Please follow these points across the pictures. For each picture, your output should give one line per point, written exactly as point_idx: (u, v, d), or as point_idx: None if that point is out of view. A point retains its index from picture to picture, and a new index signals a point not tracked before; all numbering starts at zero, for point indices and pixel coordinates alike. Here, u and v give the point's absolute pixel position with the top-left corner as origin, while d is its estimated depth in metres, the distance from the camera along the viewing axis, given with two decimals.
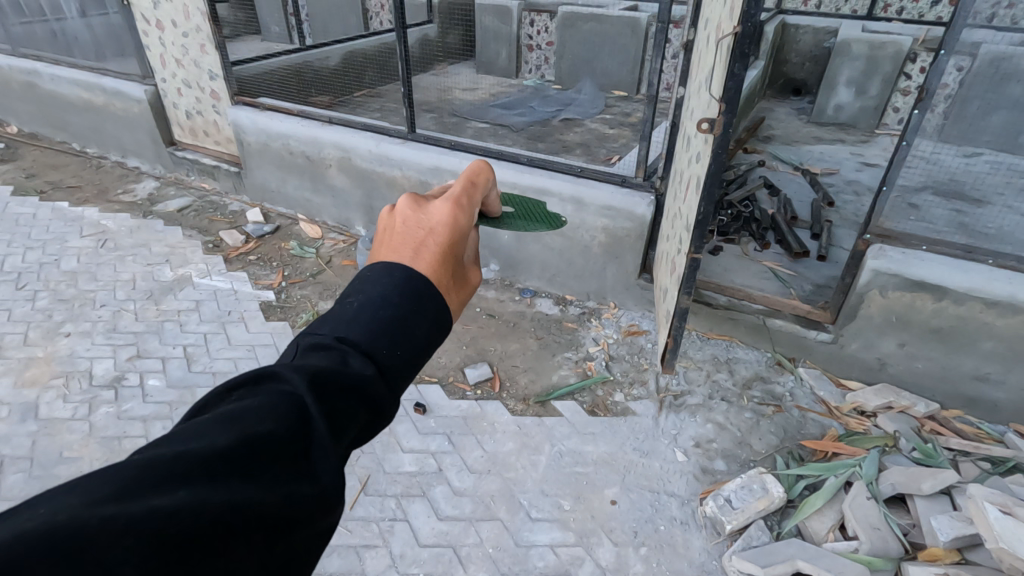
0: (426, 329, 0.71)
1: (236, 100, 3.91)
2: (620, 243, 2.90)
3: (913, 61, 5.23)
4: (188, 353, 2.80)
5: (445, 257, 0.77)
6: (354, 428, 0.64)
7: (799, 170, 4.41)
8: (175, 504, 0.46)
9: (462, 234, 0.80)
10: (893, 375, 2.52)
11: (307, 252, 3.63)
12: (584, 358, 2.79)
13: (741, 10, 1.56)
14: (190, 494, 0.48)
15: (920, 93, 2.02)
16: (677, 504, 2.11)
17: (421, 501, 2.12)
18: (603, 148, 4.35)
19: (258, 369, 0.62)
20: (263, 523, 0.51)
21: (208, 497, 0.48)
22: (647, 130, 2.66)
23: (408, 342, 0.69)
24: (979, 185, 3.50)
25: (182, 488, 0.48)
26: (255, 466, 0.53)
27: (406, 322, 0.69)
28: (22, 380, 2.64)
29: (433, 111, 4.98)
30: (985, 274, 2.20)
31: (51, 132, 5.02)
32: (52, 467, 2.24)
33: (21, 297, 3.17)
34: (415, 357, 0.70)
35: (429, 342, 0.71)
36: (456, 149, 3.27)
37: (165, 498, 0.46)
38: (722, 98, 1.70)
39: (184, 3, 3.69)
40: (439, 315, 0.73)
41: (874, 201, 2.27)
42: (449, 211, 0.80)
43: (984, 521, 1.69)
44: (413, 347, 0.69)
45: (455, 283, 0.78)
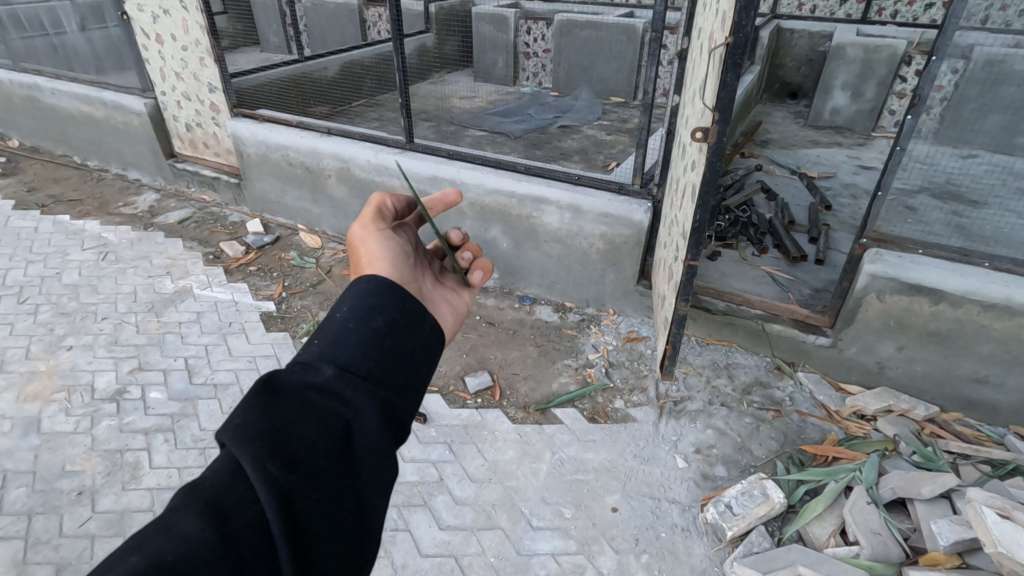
0: (343, 319, 0.88)
1: (236, 111, 3.94)
2: (618, 249, 2.92)
3: (907, 64, 5.25)
4: (189, 365, 2.82)
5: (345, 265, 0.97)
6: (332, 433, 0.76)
7: (797, 174, 4.43)
8: (131, 567, 0.58)
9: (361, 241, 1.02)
10: (893, 379, 2.53)
11: (308, 262, 3.65)
12: (584, 365, 2.80)
13: (733, 20, 1.57)
14: (144, 554, 0.60)
15: (913, 98, 2.02)
16: (678, 510, 2.12)
17: (422, 511, 2.12)
18: (601, 154, 4.37)
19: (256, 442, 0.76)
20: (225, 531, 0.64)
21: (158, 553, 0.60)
22: (644, 138, 2.68)
23: (346, 354, 0.85)
24: (976, 188, 3.51)
25: (134, 551, 0.60)
26: (204, 501, 0.65)
27: (343, 343, 0.86)
28: (25, 394, 2.65)
29: (432, 120, 5.07)
30: (981, 277, 2.21)
31: (51, 145, 5.05)
32: (55, 482, 2.25)
33: (23, 311, 3.19)
34: (343, 341, 0.85)
35: (356, 323, 0.88)
36: (454, 157, 3.29)
37: (122, 564, 0.59)
38: (715, 106, 1.71)
39: (183, 17, 3.72)
40: (358, 302, 0.91)
41: (869, 206, 2.29)
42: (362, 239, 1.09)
43: (983, 525, 1.68)
44: (356, 354, 0.86)
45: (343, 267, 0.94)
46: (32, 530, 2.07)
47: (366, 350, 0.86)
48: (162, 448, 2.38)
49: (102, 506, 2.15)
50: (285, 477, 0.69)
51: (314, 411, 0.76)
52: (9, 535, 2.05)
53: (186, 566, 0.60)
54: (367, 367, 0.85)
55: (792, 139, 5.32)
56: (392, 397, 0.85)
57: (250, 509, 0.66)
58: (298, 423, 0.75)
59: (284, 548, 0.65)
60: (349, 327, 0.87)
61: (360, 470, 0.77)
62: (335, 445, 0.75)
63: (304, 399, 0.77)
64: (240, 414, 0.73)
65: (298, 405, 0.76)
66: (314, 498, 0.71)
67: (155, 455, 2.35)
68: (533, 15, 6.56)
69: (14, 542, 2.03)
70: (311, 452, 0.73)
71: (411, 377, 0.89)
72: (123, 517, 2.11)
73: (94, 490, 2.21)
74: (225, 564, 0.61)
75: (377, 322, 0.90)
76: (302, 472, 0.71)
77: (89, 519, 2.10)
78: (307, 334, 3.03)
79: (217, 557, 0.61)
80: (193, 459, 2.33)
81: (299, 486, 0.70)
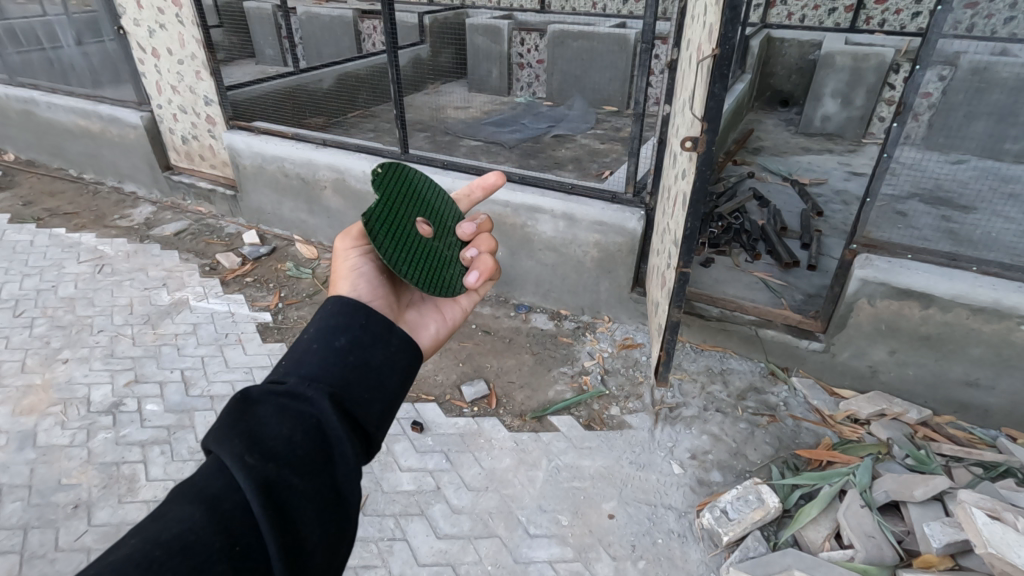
0: (312, 334, 0.91)
1: (231, 124, 3.97)
2: (612, 257, 2.94)
3: (896, 71, 5.32)
4: (186, 377, 2.82)
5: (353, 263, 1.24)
6: (303, 428, 0.78)
7: (788, 181, 4.48)
8: (129, 549, 0.63)
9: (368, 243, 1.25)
10: (885, 382, 2.55)
11: (304, 272, 3.66)
12: (579, 372, 2.82)
13: (719, 33, 1.61)
14: (144, 537, 0.64)
15: (898, 107, 2.06)
16: (675, 516, 2.12)
17: (419, 520, 2.12)
18: (595, 163, 4.41)
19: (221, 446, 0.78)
20: (216, 517, 0.67)
21: (161, 531, 0.65)
22: (636, 147, 2.71)
23: (316, 356, 0.88)
24: (965, 194, 3.56)
25: (134, 535, 0.65)
26: (197, 493, 0.69)
27: (313, 352, 0.89)
28: (20, 408, 2.65)
29: (426, 130, 5.14)
30: (970, 281, 2.24)
31: (47, 159, 5.07)
32: (51, 495, 2.24)
33: (18, 325, 3.19)
34: (311, 357, 0.88)
35: (321, 342, 0.90)
36: (449, 168, 3.32)
37: (122, 548, 0.63)
38: (704, 117, 1.74)
39: (179, 31, 3.75)
40: (327, 318, 0.95)
41: (858, 212, 2.32)
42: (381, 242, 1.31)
43: (973, 526, 1.70)
44: (324, 358, 0.88)
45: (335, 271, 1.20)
46: (28, 544, 2.06)
47: (334, 365, 0.88)
48: (158, 460, 2.38)
49: (99, 519, 2.15)
50: (264, 465, 0.72)
51: (285, 413, 0.78)
52: (5, 550, 2.05)
53: (185, 543, 0.64)
54: (337, 361, 0.89)
55: (784, 146, 5.38)
56: (360, 403, 0.87)
57: (237, 495, 0.70)
58: (268, 423, 0.77)
59: (270, 527, 0.68)
60: (315, 345, 0.90)
61: (337, 461, 0.78)
62: (310, 439, 0.78)
63: (276, 403, 0.80)
64: (216, 423, 0.76)
65: (270, 410, 0.78)
66: (296, 484, 0.73)
67: (152, 468, 2.35)
68: (526, 26, 6.63)
69: (9, 557, 2.02)
70: (287, 444, 0.75)
71: (383, 384, 0.91)
72: (120, 529, 2.11)
73: (91, 503, 2.21)
74: (219, 537, 0.66)
75: (343, 340, 0.92)
76: (280, 460, 0.74)
77: (86, 532, 2.10)
78: None
79: (213, 533, 0.66)
80: (190, 471, 2.34)
81: (279, 474, 0.73)
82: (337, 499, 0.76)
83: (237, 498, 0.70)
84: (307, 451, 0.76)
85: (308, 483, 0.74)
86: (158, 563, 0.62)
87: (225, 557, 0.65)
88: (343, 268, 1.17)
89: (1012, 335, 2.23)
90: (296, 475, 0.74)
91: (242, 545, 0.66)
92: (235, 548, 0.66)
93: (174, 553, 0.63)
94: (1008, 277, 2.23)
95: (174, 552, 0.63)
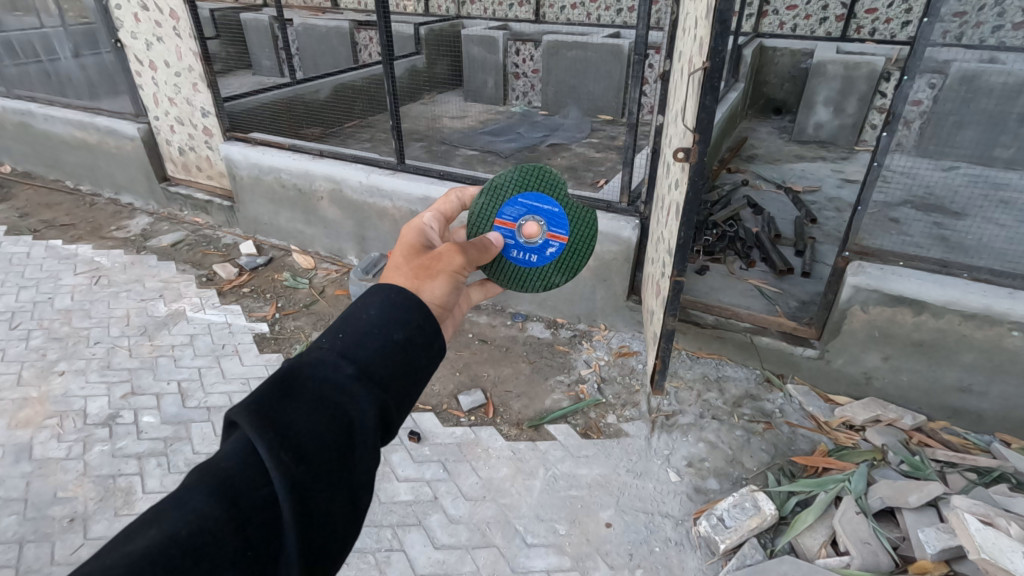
0: (371, 315, 0.82)
1: (228, 135, 3.99)
2: (607, 266, 2.95)
3: (886, 80, 5.38)
4: (183, 388, 2.81)
5: (401, 252, 1.02)
6: (338, 428, 0.73)
7: (782, 188, 4.51)
8: (148, 541, 0.61)
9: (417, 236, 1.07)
10: (880, 389, 2.56)
11: (300, 282, 3.68)
12: (576, 381, 2.82)
13: (710, 45, 1.64)
14: (162, 529, 0.62)
15: (887, 116, 2.09)
16: (671, 524, 2.13)
17: (417, 530, 2.12)
18: (590, 172, 4.45)
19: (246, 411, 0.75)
20: (235, 516, 0.65)
21: (179, 525, 0.62)
22: (629, 157, 2.73)
23: (367, 342, 0.79)
24: (957, 200, 3.62)
25: (153, 526, 0.62)
26: (217, 484, 0.66)
27: (367, 337, 0.80)
28: (16, 421, 2.64)
29: (423, 140, 5.19)
30: (961, 287, 2.26)
31: (44, 170, 5.08)
32: (46, 509, 2.23)
33: (14, 337, 3.18)
34: (366, 342, 0.79)
35: (378, 329, 0.81)
36: (444, 177, 3.35)
37: (140, 539, 0.61)
38: (695, 128, 1.76)
39: (176, 44, 3.77)
40: (388, 302, 0.85)
41: (850, 219, 2.35)
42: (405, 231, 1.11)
43: (966, 533, 1.72)
44: (375, 346, 0.79)
45: (411, 261, 0.99)
46: (23, 558, 2.05)
47: (385, 358, 0.79)
48: (155, 472, 2.38)
49: (95, 532, 2.14)
50: (294, 466, 0.68)
51: (322, 407, 0.73)
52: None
53: (199, 542, 0.62)
54: (385, 351, 0.79)
55: (777, 154, 5.43)
56: (398, 408, 0.80)
57: (260, 493, 0.67)
58: (301, 415, 0.71)
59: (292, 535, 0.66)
60: (372, 328, 0.81)
61: (357, 467, 0.74)
62: (340, 441, 0.72)
63: (314, 393, 0.74)
64: (250, 399, 0.72)
65: (308, 400, 0.73)
66: (318, 490, 0.69)
67: (148, 480, 2.34)
68: (522, 36, 6.70)
69: (4, 571, 2.01)
70: (317, 446, 0.70)
71: (422, 384, 0.84)
72: None
73: (87, 516, 2.20)
74: (235, 538, 0.63)
75: (401, 333, 0.82)
76: (309, 462, 0.69)
77: (82, 546, 2.09)
78: None
79: (228, 534, 0.63)
80: None
81: (305, 477, 0.69)
82: (351, 504, 0.73)
83: (259, 496, 0.67)
84: (336, 453, 0.72)
85: (329, 488, 0.71)
86: (173, 562, 0.59)
87: (238, 560, 0.63)
88: (445, 285, 0.97)
89: (1005, 341, 2.24)
90: (320, 481, 0.70)
91: (253, 551, 0.64)
92: (248, 552, 0.64)
93: (188, 553, 0.61)
94: (998, 283, 2.25)
95: (189, 553, 0.60)
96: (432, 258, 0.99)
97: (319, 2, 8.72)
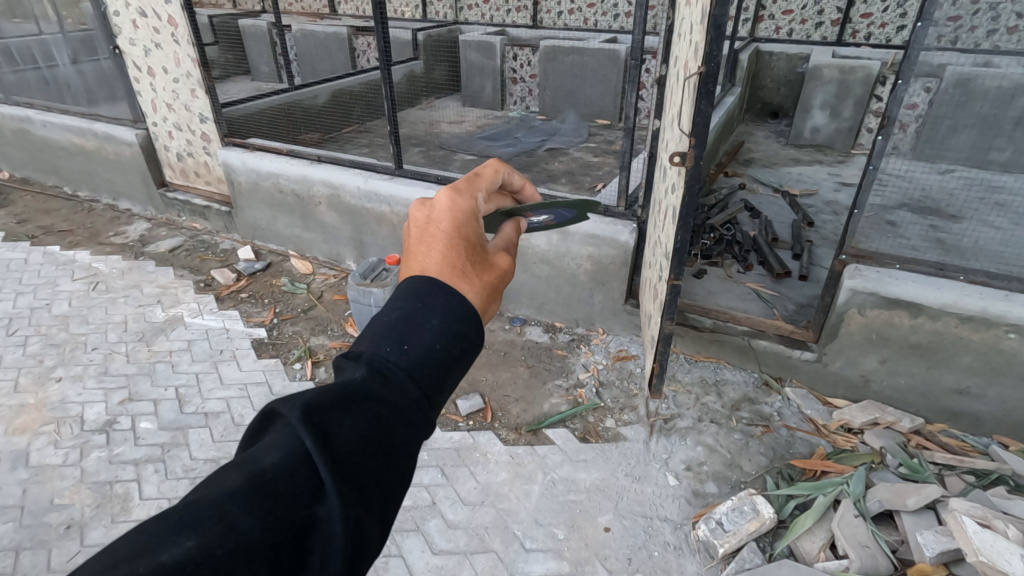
0: (435, 323, 0.68)
1: (226, 141, 3.99)
2: (605, 270, 2.96)
3: (882, 84, 5.41)
4: (181, 394, 2.81)
5: (456, 246, 0.75)
6: (385, 447, 0.61)
7: (779, 192, 4.53)
8: (178, 555, 0.49)
9: (468, 219, 0.78)
10: (878, 391, 2.57)
11: (298, 287, 3.67)
12: (574, 385, 2.82)
13: (705, 51, 1.64)
14: (193, 543, 0.50)
15: (882, 120, 2.09)
16: (670, 529, 2.12)
17: (414, 536, 2.11)
18: (588, 176, 4.46)
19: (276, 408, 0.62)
20: (274, 539, 0.53)
21: (216, 540, 0.51)
22: (627, 162, 2.74)
23: (423, 351, 0.66)
24: (953, 203, 3.64)
25: (188, 536, 0.51)
26: (258, 493, 0.54)
27: (424, 346, 0.66)
28: (13, 428, 2.64)
29: (421, 144, 5.21)
30: (957, 290, 2.27)
31: (42, 177, 5.08)
32: (43, 516, 2.22)
33: (11, 343, 3.18)
34: (425, 352, 0.66)
35: (439, 336, 0.67)
36: (442, 182, 3.36)
37: (172, 551, 0.49)
38: (691, 133, 1.77)
39: (174, 51, 3.79)
40: (451, 308, 0.69)
41: (846, 223, 2.34)
42: (450, 204, 0.78)
43: (964, 535, 1.73)
44: (432, 357, 0.66)
45: (475, 266, 0.75)
46: (19, 566, 2.05)
47: (442, 372, 0.66)
48: (152, 478, 2.37)
49: (92, 539, 2.13)
50: (340, 488, 0.56)
51: (373, 422, 0.61)
52: None
53: (233, 567, 0.50)
54: (443, 365, 0.66)
55: (774, 157, 5.45)
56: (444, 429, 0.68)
57: (300, 513, 0.55)
58: (347, 426, 0.59)
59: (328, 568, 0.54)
60: (431, 333, 0.67)
61: (397, 495, 0.62)
62: (385, 463, 0.61)
63: (366, 403, 0.61)
64: (299, 401, 0.61)
65: (362, 414, 0.60)
66: (360, 516, 0.58)
67: (145, 487, 2.34)
68: (519, 42, 6.73)
69: None
70: (364, 465, 0.59)
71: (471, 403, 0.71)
72: None
73: (83, 523, 2.19)
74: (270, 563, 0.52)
75: (459, 348, 0.68)
76: (353, 485, 0.58)
77: (78, 553, 2.08)
78: (298, 360, 3.04)
79: (264, 559, 0.52)
80: (184, 489, 2.32)
81: (348, 501, 0.57)
82: (382, 537, 0.62)
83: (298, 518, 0.54)
84: (379, 479, 0.60)
85: (370, 516, 0.59)
86: None
87: None
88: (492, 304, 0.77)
89: (1000, 344, 2.25)
90: (362, 506, 0.58)
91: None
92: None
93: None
94: (994, 285, 2.26)
95: None
96: (489, 266, 0.76)
97: (317, 7, 8.75)
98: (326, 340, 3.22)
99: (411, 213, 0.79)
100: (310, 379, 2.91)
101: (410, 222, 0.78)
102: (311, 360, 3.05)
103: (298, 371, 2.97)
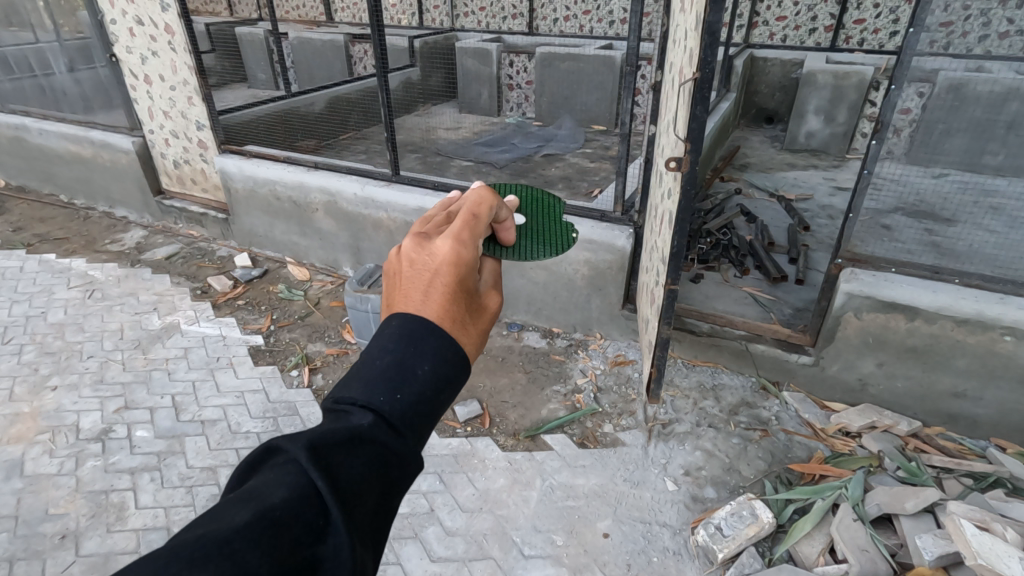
0: (427, 368, 0.68)
1: (223, 148, 3.99)
2: (602, 275, 2.96)
3: (875, 89, 5.47)
4: (177, 402, 2.79)
5: (456, 295, 0.74)
6: (380, 488, 0.62)
7: (775, 197, 4.54)
8: None
9: (469, 268, 0.77)
10: (875, 395, 2.57)
11: (295, 294, 3.66)
12: (572, 391, 2.82)
13: (699, 57, 1.66)
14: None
15: (876, 125, 2.11)
16: (669, 534, 2.12)
17: (413, 543, 2.10)
18: (584, 182, 4.48)
19: (276, 444, 0.62)
20: None
21: None
22: (623, 167, 2.75)
23: (417, 397, 0.66)
24: (947, 207, 3.66)
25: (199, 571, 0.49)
26: (265, 529, 0.53)
27: (418, 391, 0.66)
28: (8, 437, 2.62)
29: (418, 151, 5.23)
30: (953, 292, 2.28)
31: (38, 185, 5.07)
32: (38, 526, 2.20)
33: (6, 352, 3.16)
34: (419, 396, 0.66)
35: (432, 380, 0.68)
36: (439, 188, 3.37)
37: None
38: (687, 138, 1.77)
39: (171, 59, 3.79)
40: (441, 351, 0.69)
41: (841, 226, 2.37)
42: (451, 253, 0.76)
43: (962, 538, 1.73)
44: (425, 403, 0.67)
45: (471, 315, 0.75)
46: None
47: (432, 415, 0.68)
48: (148, 487, 2.35)
49: (87, 549, 2.12)
50: (337, 531, 0.56)
51: (370, 465, 0.61)
52: None
53: None
54: (434, 410, 0.68)
55: (769, 162, 5.48)
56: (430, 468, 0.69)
57: (299, 554, 0.54)
58: (348, 467, 0.60)
59: None
60: (424, 377, 0.67)
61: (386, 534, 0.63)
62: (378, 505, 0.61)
63: (362, 446, 0.61)
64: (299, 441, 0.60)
65: (359, 456, 0.61)
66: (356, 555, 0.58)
67: (141, 495, 2.32)
68: (516, 49, 6.77)
69: None
70: (360, 506, 0.60)
71: None
72: (107, 559, 2.08)
73: (79, 532, 2.17)
74: None
75: (447, 392, 0.69)
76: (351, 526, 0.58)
77: (73, 563, 2.07)
78: (295, 367, 3.02)
79: None
80: (180, 497, 2.31)
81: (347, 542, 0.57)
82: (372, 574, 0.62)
83: (300, 558, 0.54)
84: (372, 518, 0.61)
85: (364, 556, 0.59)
86: None
87: None
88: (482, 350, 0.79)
89: (996, 346, 2.26)
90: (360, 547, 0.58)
91: None
92: None
93: None
94: (989, 288, 2.28)
95: None
96: (483, 318, 0.77)
97: (314, 15, 8.79)
98: (323, 346, 3.21)
99: (408, 254, 0.76)
100: (307, 386, 2.90)
101: (407, 264, 0.75)
102: (309, 367, 3.04)
103: (295, 378, 2.96)
